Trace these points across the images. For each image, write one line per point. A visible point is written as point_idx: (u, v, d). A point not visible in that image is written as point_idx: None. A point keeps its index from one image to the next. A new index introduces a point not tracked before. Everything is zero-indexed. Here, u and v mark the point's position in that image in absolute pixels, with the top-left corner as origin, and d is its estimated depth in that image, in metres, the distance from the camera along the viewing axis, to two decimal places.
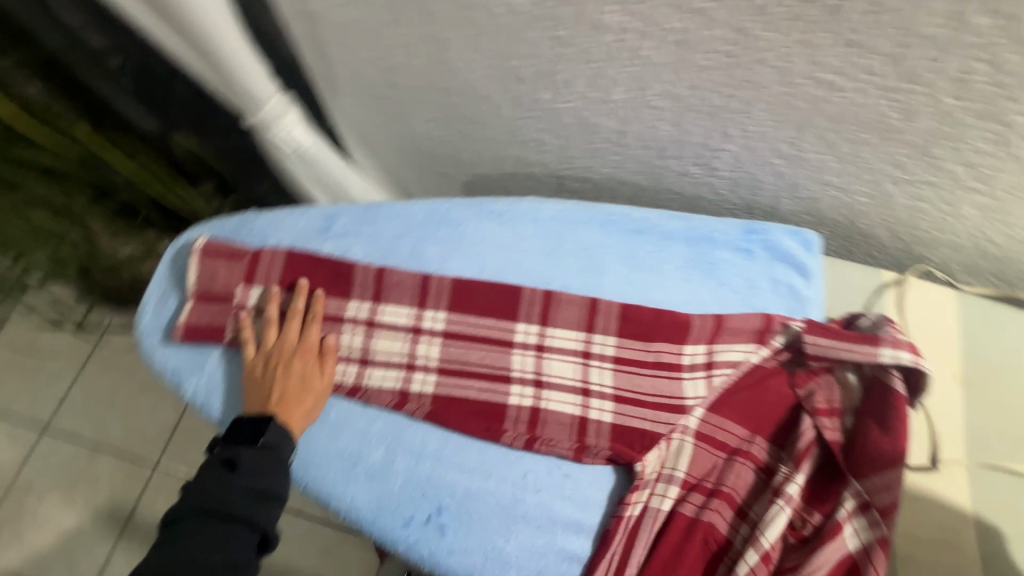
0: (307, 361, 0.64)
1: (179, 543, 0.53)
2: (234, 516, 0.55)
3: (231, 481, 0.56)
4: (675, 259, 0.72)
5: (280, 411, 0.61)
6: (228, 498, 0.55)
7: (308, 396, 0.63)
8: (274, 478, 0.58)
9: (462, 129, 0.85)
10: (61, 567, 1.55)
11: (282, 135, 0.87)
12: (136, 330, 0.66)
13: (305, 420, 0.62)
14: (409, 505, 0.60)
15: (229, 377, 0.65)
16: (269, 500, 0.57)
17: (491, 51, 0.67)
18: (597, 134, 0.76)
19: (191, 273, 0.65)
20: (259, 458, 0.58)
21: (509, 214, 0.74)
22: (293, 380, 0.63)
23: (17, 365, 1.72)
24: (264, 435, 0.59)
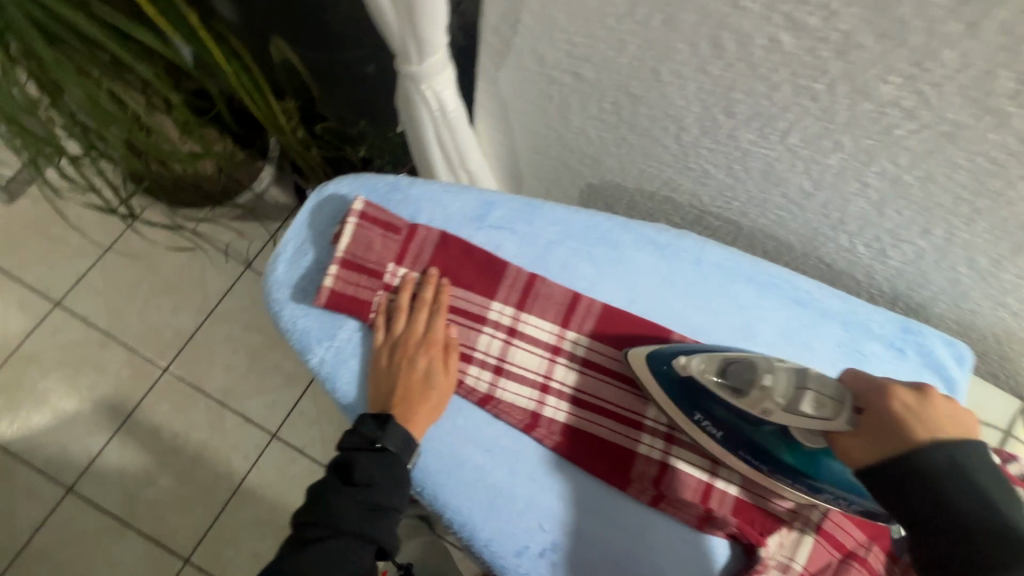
0: (434, 356, 0.61)
1: (301, 551, 0.50)
2: (353, 531, 0.52)
3: (351, 491, 0.53)
4: (823, 339, 0.70)
5: (403, 406, 0.59)
6: (345, 509, 0.52)
7: (432, 392, 0.60)
8: (391, 491, 0.54)
9: (623, 137, 0.79)
10: (54, 447, 1.51)
11: (431, 92, 0.79)
12: (267, 280, 0.63)
13: (428, 420, 0.60)
14: (526, 534, 0.59)
15: (357, 353, 0.62)
16: (385, 513, 0.54)
17: (716, 76, 0.61)
18: (778, 187, 0.71)
19: (343, 236, 0.61)
20: (376, 463, 0.55)
21: (671, 248, 0.69)
22: (422, 374, 0.60)
23: (42, 231, 1.64)
24: (384, 438, 0.56)
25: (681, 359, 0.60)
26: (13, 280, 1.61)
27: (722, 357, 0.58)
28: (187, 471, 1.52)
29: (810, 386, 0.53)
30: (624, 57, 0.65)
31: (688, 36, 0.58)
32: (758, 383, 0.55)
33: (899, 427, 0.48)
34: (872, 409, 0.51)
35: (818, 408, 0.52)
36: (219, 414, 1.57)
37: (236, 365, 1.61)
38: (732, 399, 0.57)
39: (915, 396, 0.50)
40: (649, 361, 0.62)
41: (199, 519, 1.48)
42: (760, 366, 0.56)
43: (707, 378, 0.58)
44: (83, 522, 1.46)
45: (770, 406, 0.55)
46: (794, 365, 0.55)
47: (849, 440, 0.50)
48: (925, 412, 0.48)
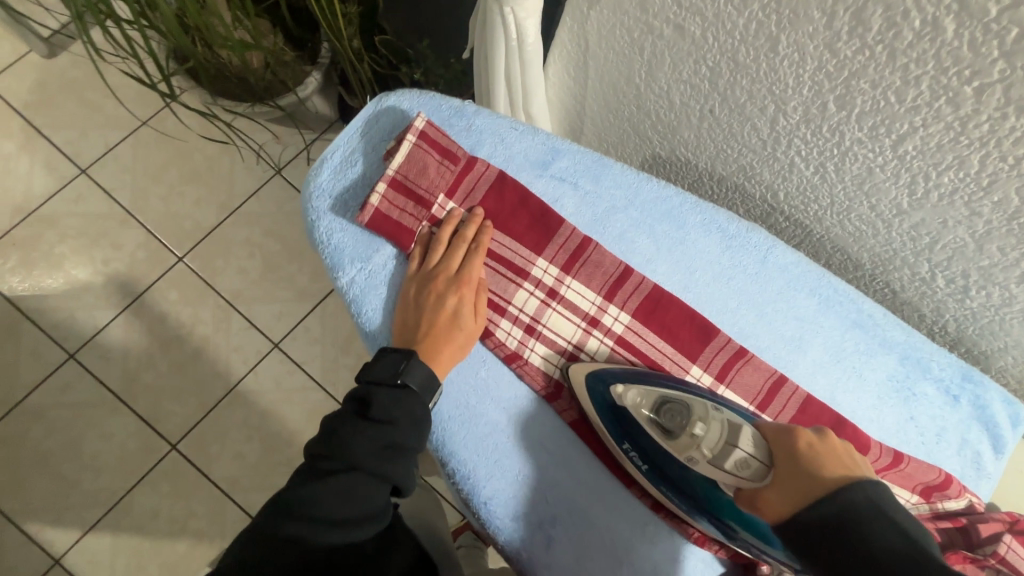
0: (466, 297, 0.58)
1: (317, 483, 0.51)
2: (367, 469, 0.51)
3: (367, 428, 0.52)
4: (876, 370, 0.65)
5: (426, 345, 0.57)
6: (359, 448, 0.51)
7: (459, 334, 0.58)
8: (408, 431, 0.53)
9: (710, 109, 0.72)
10: (62, 312, 1.52)
11: (512, 19, 0.72)
12: (310, 185, 0.61)
13: (452, 362, 0.58)
14: (527, 501, 0.59)
15: (390, 280, 0.61)
16: (400, 454, 0.52)
17: (843, 58, 0.53)
18: (869, 198, 0.64)
19: (398, 154, 0.58)
20: (396, 400, 0.53)
21: (739, 240, 0.64)
22: (450, 314, 0.57)
23: (79, 92, 1.59)
24: (407, 375, 0.54)
25: (619, 387, 0.57)
26: (43, 138, 1.57)
27: (657, 394, 0.57)
28: (187, 363, 1.53)
29: (740, 444, 0.51)
30: (743, 18, 0.58)
31: (827, 3, 0.50)
32: (688, 428, 0.55)
33: (807, 469, 0.46)
34: (785, 457, 0.48)
35: (744, 468, 0.50)
36: (226, 313, 1.56)
37: (250, 268, 1.58)
38: (660, 439, 0.57)
39: (819, 436, 0.49)
40: (588, 383, 0.59)
41: (191, 410, 1.50)
42: (694, 411, 0.55)
43: (640, 412, 0.57)
44: (81, 390, 1.49)
45: (697, 455, 0.54)
46: (727, 416, 0.54)
47: (769, 493, 0.48)
48: (831, 452, 0.47)
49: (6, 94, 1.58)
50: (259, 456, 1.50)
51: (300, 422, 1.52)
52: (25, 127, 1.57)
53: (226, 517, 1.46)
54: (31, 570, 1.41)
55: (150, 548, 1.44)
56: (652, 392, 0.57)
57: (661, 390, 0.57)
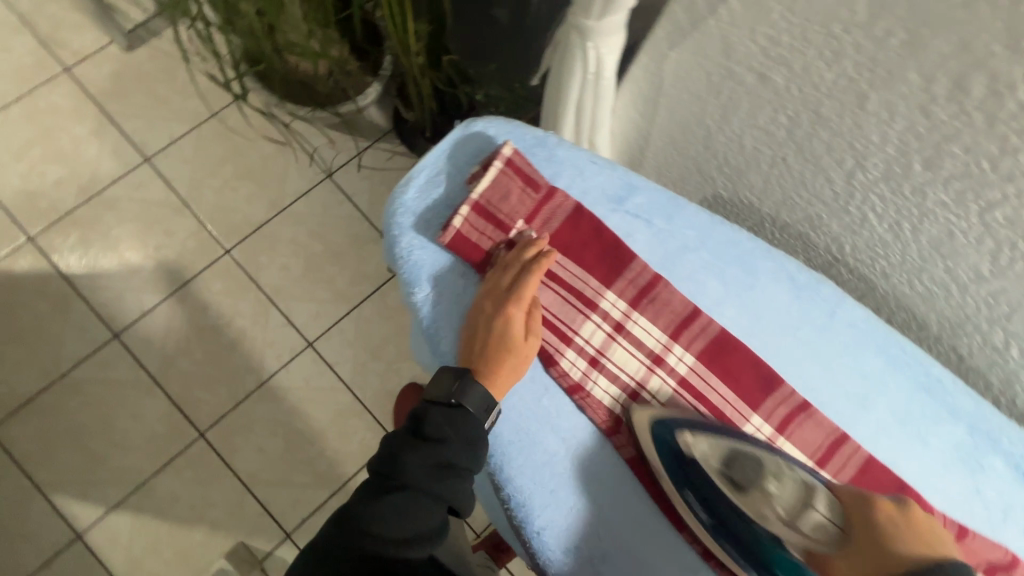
0: (517, 316, 0.58)
1: (374, 503, 0.51)
2: (421, 489, 0.51)
3: (420, 448, 0.53)
4: (942, 438, 0.63)
5: (483, 367, 0.58)
6: (414, 467, 0.52)
7: (513, 357, 0.58)
8: (460, 450, 0.53)
9: (784, 158, 0.72)
10: (110, 293, 1.57)
11: (594, 54, 0.74)
12: (395, 202, 0.63)
13: (509, 383, 0.59)
14: (579, 535, 0.59)
15: (462, 298, 0.62)
16: (453, 474, 0.53)
17: (937, 121, 0.53)
18: (947, 262, 0.63)
19: (485, 178, 0.61)
20: (449, 419, 0.54)
21: (808, 291, 0.64)
22: (504, 332, 0.58)
23: (151, 85, 1.67)
24: (462, 396, 0.55)
25: (688, 436, 0.58)
26: (113, 125, 1.65)
27: (729, 447, 0.58)
28: (223, 353, 1.56)
29: (817, 506, 0.54)
30: (832, 73, 0.59)
31: (926, 67, 0.51)
32: (762, 486, 0.57)
33: (885, 540, 0.50)
34: (863, 528, 0.52)
35: (822, 531, 0.53)
36: (266, 308, 1.59)
37: (293, 267, 1.62)
38: (730, 492, 0.58)
39: (899, 508, 0.52)
40: (654, 430, 0.59)
41: (222, 400, 1.53)
42: (768, 467, 0.57)
43: (709, 463, 0.58)
44: (120, 369, 1.53)
45: (769, 510, 0.56)
46: (801, 476, 0.56)
47: (844, 561, 0.51)
48: (910, 527, 0.50)
49: (83, 82, 1.65)
50: (282, 452, 1.52)
51: (326, 422, 1.53)
52: (97, 114, 1.65)
53: (245, 510, 1.48)
54: (53, 542, 1.44)
55: (168, 533, 1.46)
56: (726, 446, 0.58)
57: (735, 444, 0.59)
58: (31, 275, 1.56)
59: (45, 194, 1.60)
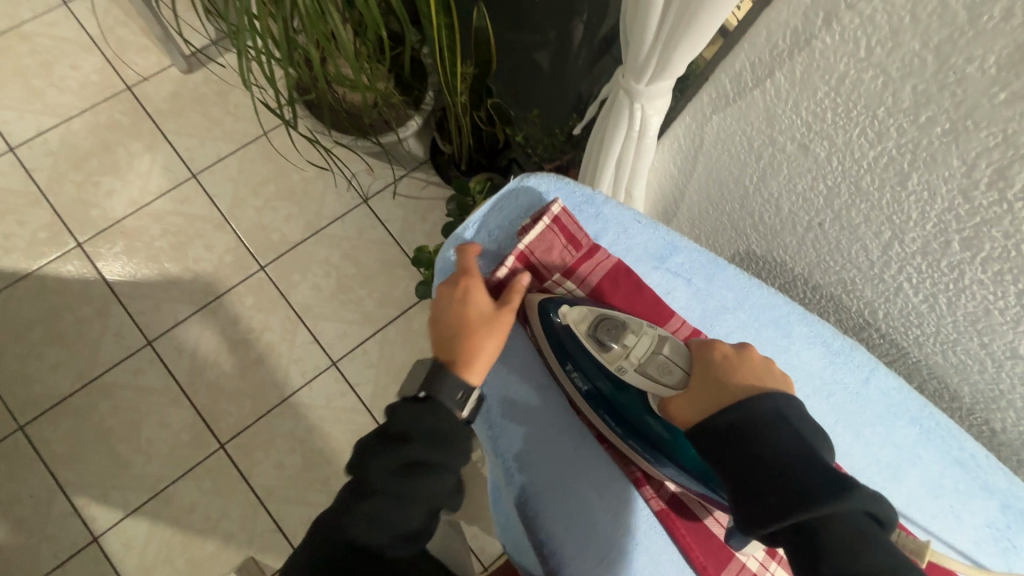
0: (464, 305, 0.61)
1: (352, 508, 0.55)
2: (390, 490, 0.55)
3: (388, 451, 0.56)
4: (975, 514, 0.63)
5: (456, 361, 0.60)
6: (381, 470, 0.55)
7: (482, 339, 0.61)
8: (428, 449, 0.56)
9: (819, 224, 0.74)
10: (148, 301, 1.63)
11: (640, 113, 0.77)
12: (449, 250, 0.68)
13: (483, 362, 0.61)
14: (590, 555, 0.64)
15: (518, 348, 0.71)
16: (421, 473, 0.56)
17: (977, 206, 0.55)
18: (984, 338, 0.64)
19: (531, 233, 0.64)
20: (414, 418, 0.58)
21: (844, 358, 0.65)
22: (461, 316, 0.61)
23: (204, 106, 1.75)
24: (432, 390, 0.59)
25: (566, 309, 0.62)
26: (166, 141, 1.73)
27: (598, 313, 0.62)
28: (250, 367, 1.60)
29: (663, 351, 0.58)
30: (874, 150, 0.61)
31: (969, 156, 0.53)
32: (622, 341, 0.60)
33: (721, 378, 0.54)
34: (701, 365, 0.57)
35: (665, 372, 0.58)
36: (294, 325, 1.63)
37: (324, 287, 1.66)
38: (597, 352, 0.61)
39: (735, 349, 0.57)
40: (541, 307, 0.64)
41: (244, 414, 1.56)
42: (629, 326, 0.60)
43: (580, 329, 0.61)
44: (151, 376, 1.57)
45: (627, 364, 0.59)
46: (658, 331, 0.60)
47: (680, 400, 0.56)
48: (741, 362, 0.55)
49: (142, 99, 1.74)
50: (300, 468, 1.54)
51: (344, 443, 1.55)
52: (152, 130, 1.73)
53: (258, 525, 1.49)
54: (72, 543, 1.47)
55: (181, 543, 1.48)
56: (593, 310, 0.62)
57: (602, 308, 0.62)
58: (77, 280, 1.62)
59: (96, 202, 1.67)
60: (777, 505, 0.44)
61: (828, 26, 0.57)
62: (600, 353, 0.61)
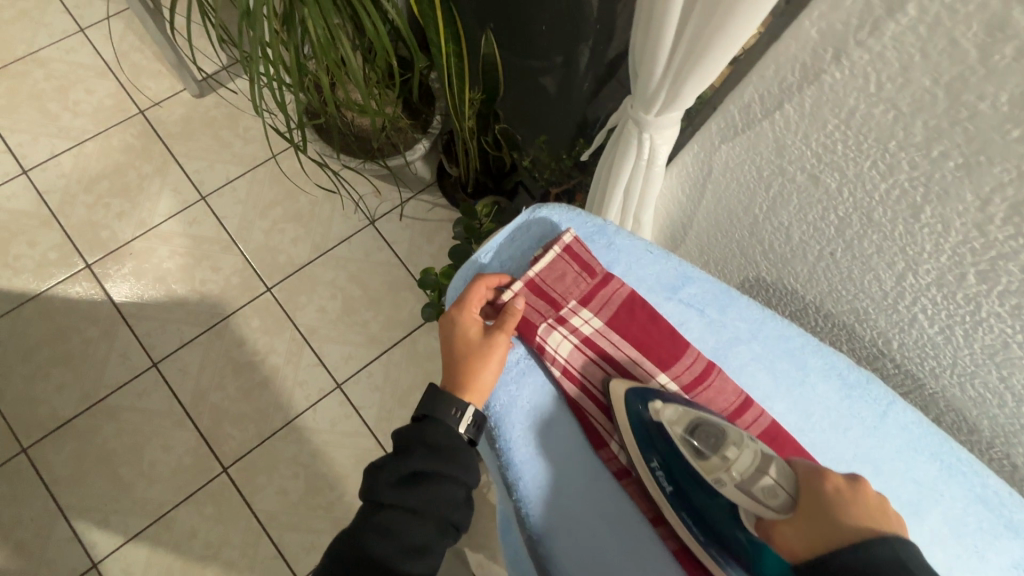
0: (469, 328, 0.62)
1: (362, 525, 0.54)
2: (396, 503, 0.54)
3: (391, 464, 0.56)
4: (1000, 553, 0.61)
5: (456, 384, 0.61)
6: (388, 482, 0.55)
7: (482, 367, 0.62)
8: (433, 460, 0.56)
9: (830, 253, 0.74)
10: (155, 322, 1.63)
11: (648, 142, 0.77)
12: (464, 271, 0.69)
13: (482, 390, 0.62)
14: None
15: (532, 378, 0.66)
16: (426, 484, 0.54)
17: (991, 239, 0.55)
18: (1001, 369, 0.64)
19: (542, 261, 0.65)
20: (418, 431, 0.58)
21: (858, 389, 0.64)
22: (461, 343, 0.62)
23: (215, 130, 1.78)
24: (428, 409, 0.59)
25: (658, 404, 0.61)
26: (176, 164, 1.75)
27: (695, 416, 0.60)
28: (255, 389, 1.59)
29: (770, 473, 0.56)
30: (886, 183, 0.61)
31: (982, 190, 0.53)
32: (722, 453, 0.57)
33: (835, 520, 0.51)
34: (810, 493, 0.54)
35: (772, 496, 0.55)
36: (300, 346, 1.63)
37: (330, 308, 1.66)
38: (692, 458, 0.59)
39: (849, 484, 0.54)
40: (627, 397, 0.62)
41: (248, 436, 1.55)
42: (729, 436, 0.58)
43: (675, 430, 0.60)
44: (155, 398, 1.57)
45: (726, 475, 0.57)
46: (761, 446, 0.57)
47: (787, 533, 0.53)
48: (854, 501, 0.52)
49: (154, 122, 1.77)
50: (304, 493, 1.52)
51: (348, 467, 1.53)
52: (163, 152, 1.75)
53: (259, 551, 1.46)
54: (71, 568, 1.44)
55: (181, 569, 1.45)
56: (689, 414, 0.60)
57: (700, 412, 0.60)
58: (84, 301, 1.63)
59: (106, 224, 1.69)
60: None
61: (836, 61, 0.57)
62: (694, 458, 0.59)
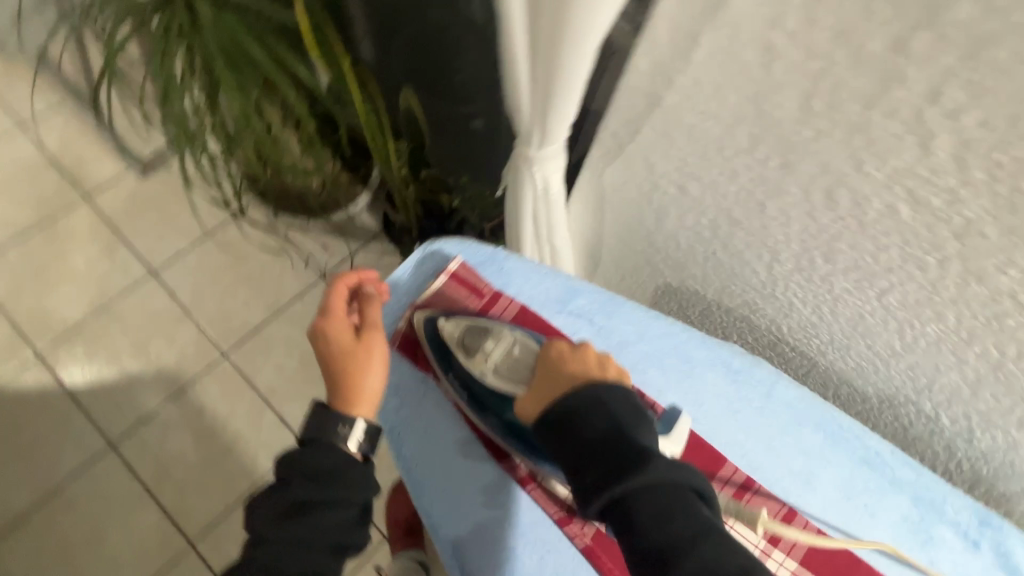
0: (339, 339, 0.67)
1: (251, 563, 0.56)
2: (282, 536, 0.56)
3: (275, 498, 0.58)
4: (888, 510, 0.66)
5: (341, 397, 0.65)
6: (273, 517, 0.57)
7: (364, 371, 0.66)
8: (317, 488, 0.58)
9: (713, 252, 0.80)
10: (111, 403, 1.61)
11: (540, 175, 0.83)
12: None
13: (369, 393, 0.66)
14: None
15: (434, 404, 0.74)
16: (311, 513, 0.57)
17: (821, 224, 0.62)
18: (865, 340, 0.70)
19: (428, 287, 0.74)
20: (299, 462, 0.60)
21: (743, 374, 0.70)
22: (337, 356, 0.66)
23: (159, 204, 1.80)
24: (315, 433, 0.61)
25: (442, 323, 0.69)
26: (123, 243, 1.76)
27: (470, 323, 0.69)
28: (216, 458, 1.57)
29: (517, 352, 0.66)
30: (735, 186, 0.68)
31: (804, 182, 0.60)
32: (484, 345, 0.67)
33: (558, 373, 0.60)
34: (546, 363, 0.63)
35: (517, 370, 0.65)
36: (261, 408, 1.63)
37: (288, 366, 1.67)
38: (464, 359, 0.68)
39: (575, 348, 0.63)
40: (424, 328, 0.71)
41: (214, 506, 1.53)
42: (489, 329, 0.67)
43: (453, 340, 0.69)
44: (115, 480, 1.54)
45: (487, 365, 0.66)
46: (519, 336, 0.67)
47: (529, 397, 0.62)
48: (573, 356, 0.61)
49: (99, 205, 1.79)
50: None
51: None
52: (110, 232, 1.77)
53: None
54: None
55: None
56: (464, 322, 0.69)
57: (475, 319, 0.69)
58: (37, 391, 1.61)
59: (56, 310, 1.69)
60: (596, 480, 0.50)
61: (670, 87, 0.65)
62: (463, 357, 0.68)
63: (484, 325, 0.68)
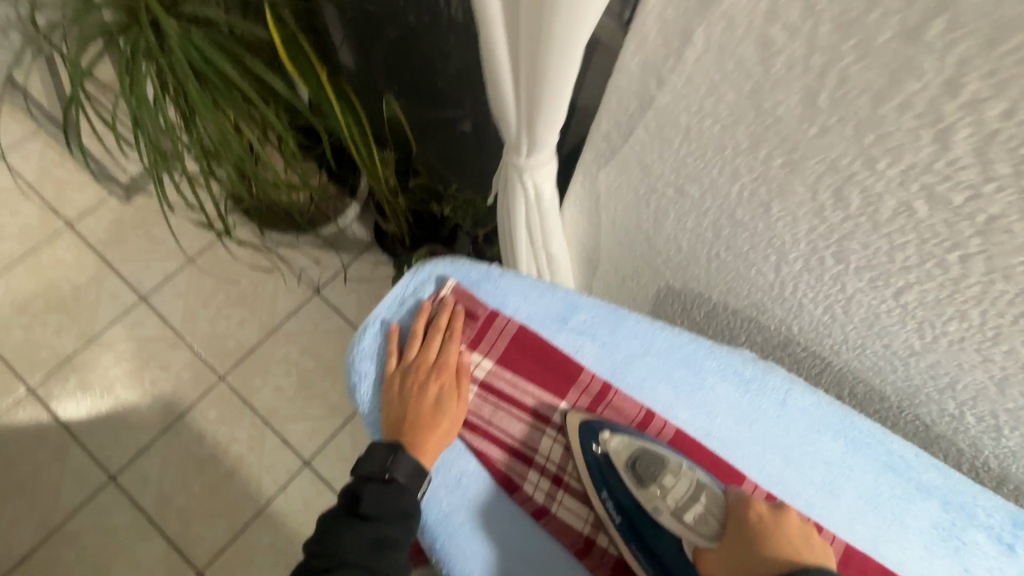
0: (429, 380, 0.65)
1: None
2: (355, 563, 0.56)
3: (354, 525, 0.58)
4: (917, 516, 0.64)
5: (411, 439, 0.63)
6: (348, 540, 0.57)
7: (442, 421, 0.64)
8: (396, 526, 0.58)
9: (717, 254, 0.76)
10: (108, 434, 1.58)
11: (532, 184, 0.79)
12: (353, 347, 0.70)
13: (437, 448, 0.64)
14: None
15: None
16: (387, 549, 0.57)
17: (831, 224, 0.59)
18: (882, 339, 0.67)
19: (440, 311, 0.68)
20: (383, 494, 0.59)
21: (754, 384, 0.67)
22: (420, 398, 0.64)
23: (145, 228, 1.76)
24: (394, 470, 0.60)
25: (607, 434, 0.64)
26: (110, 270, 1.72)
27: (640, 446, 0.63)
28: (219, 484, 1.54)
29: (701, 500, 0.60)
30: (737, 187, 0.65)
31: (810, 182, 0.57)
32: (660, 479, 0.61)
33: (757, 543, 0.55)
34: (737, 520, 0.57)
35: (702, 521, 0.59)
36: (261, 431, 1.59)
37: (286, 386, 1.64)
38: (633, 486, 0.62)
39: (774, 509, 0.57)
40: (579, 434, 0.65)
41: (219, 534, 1.50)
42: (669, 463, 0.62)
43: (621, 459, 0.63)
44: (118, 513, 1.51)
45: (663, 502, 0.61)
46: (697, 476, 0.61)
47: (714, 556, 0.57)
48: (775, 530, 0.55)
49: (83, 233, 1.75)
50: None
51: None
52: (96, 260, 1.73)
53: None
54: None
55: None
56: (634, 443, 0.63)
57: (642, 441, 0.63)
58: (30, 426, 1.58)
59: (46, 342, 1.65)
60: None
61: (662, 87, 0.62)
62: (633, 483, 0.62)
63: (660, 456, 0.62)
